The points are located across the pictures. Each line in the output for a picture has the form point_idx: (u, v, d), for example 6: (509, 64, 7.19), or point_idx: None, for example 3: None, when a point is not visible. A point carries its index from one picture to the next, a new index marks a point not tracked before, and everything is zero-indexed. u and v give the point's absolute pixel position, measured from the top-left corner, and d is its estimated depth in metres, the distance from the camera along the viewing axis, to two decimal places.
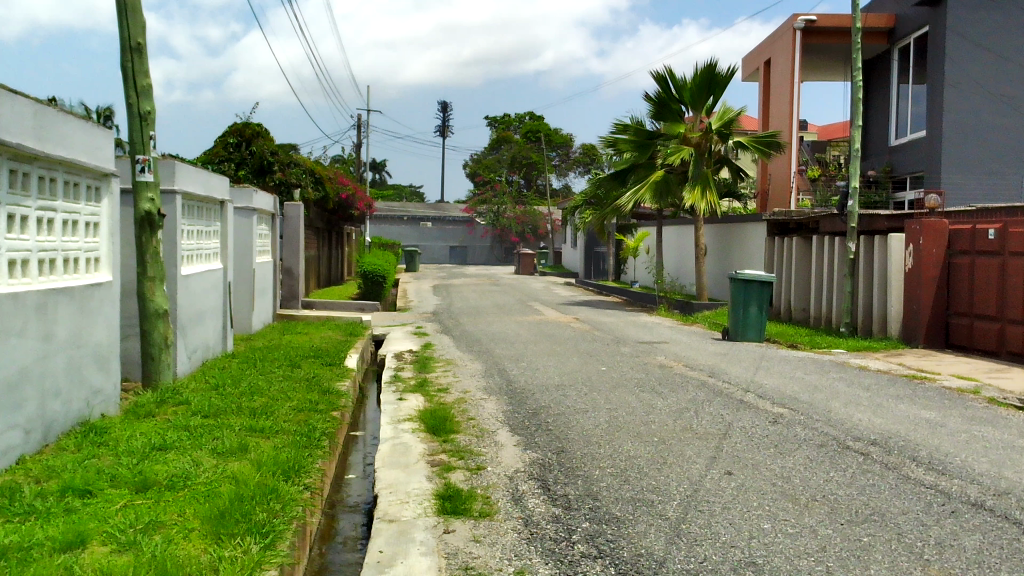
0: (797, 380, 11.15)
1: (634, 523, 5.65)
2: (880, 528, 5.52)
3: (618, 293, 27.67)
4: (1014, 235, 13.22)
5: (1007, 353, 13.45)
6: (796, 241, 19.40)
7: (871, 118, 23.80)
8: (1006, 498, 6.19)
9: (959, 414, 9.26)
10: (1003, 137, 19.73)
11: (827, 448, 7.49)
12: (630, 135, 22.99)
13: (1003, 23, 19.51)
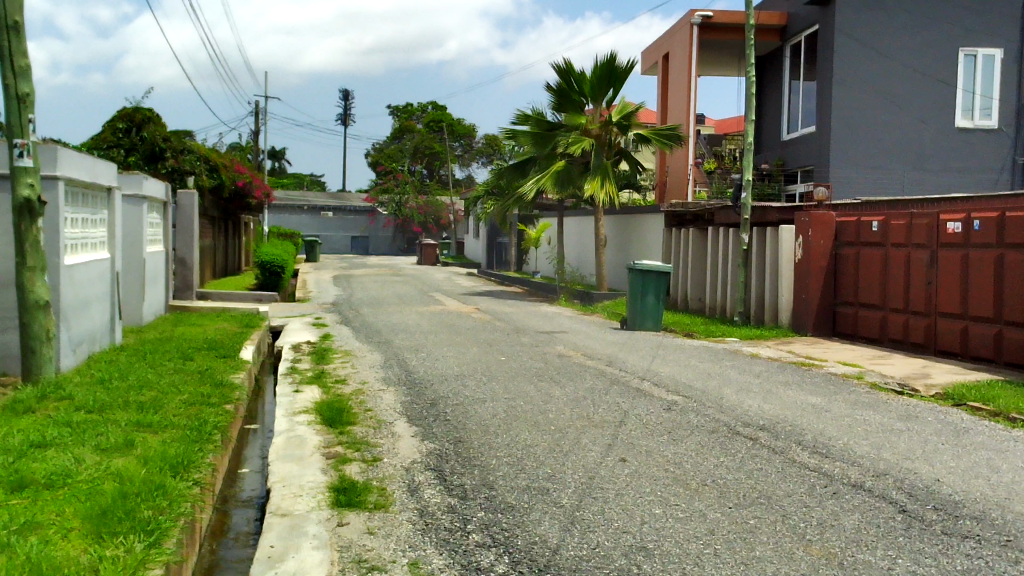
0: (690, 368, 11.40)
1: (530, 511, 5.68)
2: (766, 511, 5.69)
3: (520, 284, 27.83)
4: (896, 227, 13.80)
5: (889, 340, 14.02)
6: (692, 232, 19.83)
7: (764, 113, 24.48)
8: (884, 478, 6.46)
9: (842, 399, 9.62)
10: (888, 133, 20.51)
11: (718, 434, 7.68)
12: (531, 127, 23.11)
13: (888, 23, 20.31)
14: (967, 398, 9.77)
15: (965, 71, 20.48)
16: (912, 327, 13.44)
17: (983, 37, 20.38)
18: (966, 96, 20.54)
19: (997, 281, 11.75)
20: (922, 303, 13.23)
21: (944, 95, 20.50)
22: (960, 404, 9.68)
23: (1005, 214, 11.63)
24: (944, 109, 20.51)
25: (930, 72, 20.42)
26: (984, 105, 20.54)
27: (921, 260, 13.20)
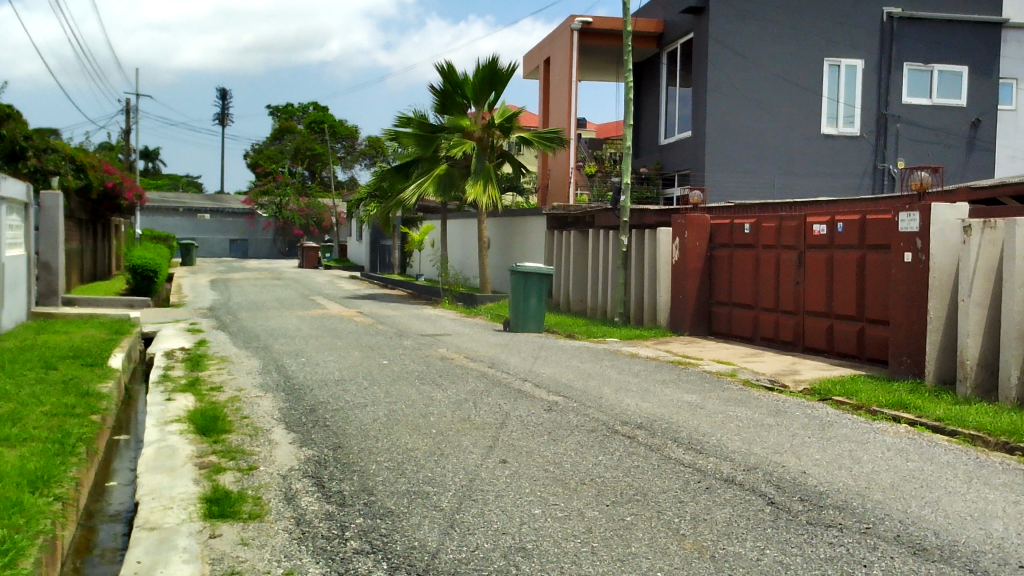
0: (571, 368, 11.55)
1: (409, 516, 5.63)
2: (642, 507, 5.80)
3: (403, 287, 27.63)
4: (766, 230, 14.32)
5: (761, 338, 14.53)
6: (574, 234, 20.12)
7: (642, 118, 25.05)
8: (754, 472, 6.68)
9: (717, 397, 9.92)
10: (760, 138, 21.26)
11: (597, 433, 7.80)
12: (414, 129, 22.97)
13: (758, 33, 21.09)
14: (833, 392, 10.22)
15: (830, 80, 21.44)
16: (782, 325, 13.97)
17: (846, 48, 21.40)
18: (831, 104, 21.51)
19: (859, 280, 12.33)
20: (791, 302, 13.77)
21: (811, 103, 21.41)
22: (826, 399, 10.13)
23: (866, 217, 12.22)
24: (811, 116, 21.43)
25: (798, 80, 21.29)
26: (847, 113, 21.57)
27: (790, 261, 13.75)
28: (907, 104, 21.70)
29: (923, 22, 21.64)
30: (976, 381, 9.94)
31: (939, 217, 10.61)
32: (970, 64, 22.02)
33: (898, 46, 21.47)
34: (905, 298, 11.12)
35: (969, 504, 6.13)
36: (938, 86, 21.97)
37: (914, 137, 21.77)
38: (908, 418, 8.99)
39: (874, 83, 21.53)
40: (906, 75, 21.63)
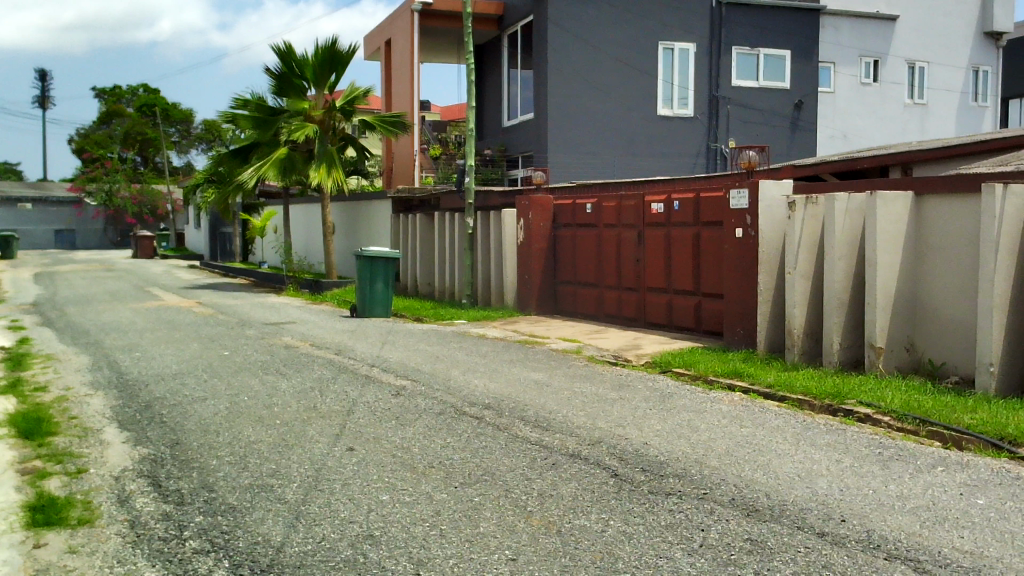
0: (419, 351, 11.51)
1: (252, 511, 5.46)
2: (490, 487, 5.84)
3: (245, 276, 26.78)
4: (606, 209, 14.66)
5: (604, 315, 14.89)
6: (420, 217, 20.03)
7: (485, 100, 25.13)
8: (598, 446, 6.84)
9: (562, 374, 10.11)
10: (599, 119, 21.71)
11: (445, 416, 7.80)
12: (251, 111, 22.27)
13: (596, 16, 21.51)
14: (672, 364, 10.62)
15: (664, 64, 22.12)
16: (625, 302, 14.37)
17: (679, 32, 22.11)
18: (666, 86, 22.19)
19: (695, 256, 12.80)
20: (632, 279, 14.18)
21: (647, 85, 22.02)
22: (666, 371, 10.51)
23: (700, 195, 12.69)
24: (648, 98, 22.04)
25: (635, 64, 21.84)
26: (681, 95, 22.30)
27: (631, 239, 14.14)
28: (736, 86, 22.69)
29: (750, 7, 22.64)
30: (802, 349, 10.54)
31: (767, 194, 11.12)
32: (792, 49, 23.28)
33: (727, 31, 22.40)
34: (738, 272, 11.62)
35: (797, 464, 6.49)
36: (764, 69, 23.04)
37: (743, 118, 22.81)
38: (741, 387, 9.44)
39: (705, 67, 22.38)
40: (735, 59, 22.60)
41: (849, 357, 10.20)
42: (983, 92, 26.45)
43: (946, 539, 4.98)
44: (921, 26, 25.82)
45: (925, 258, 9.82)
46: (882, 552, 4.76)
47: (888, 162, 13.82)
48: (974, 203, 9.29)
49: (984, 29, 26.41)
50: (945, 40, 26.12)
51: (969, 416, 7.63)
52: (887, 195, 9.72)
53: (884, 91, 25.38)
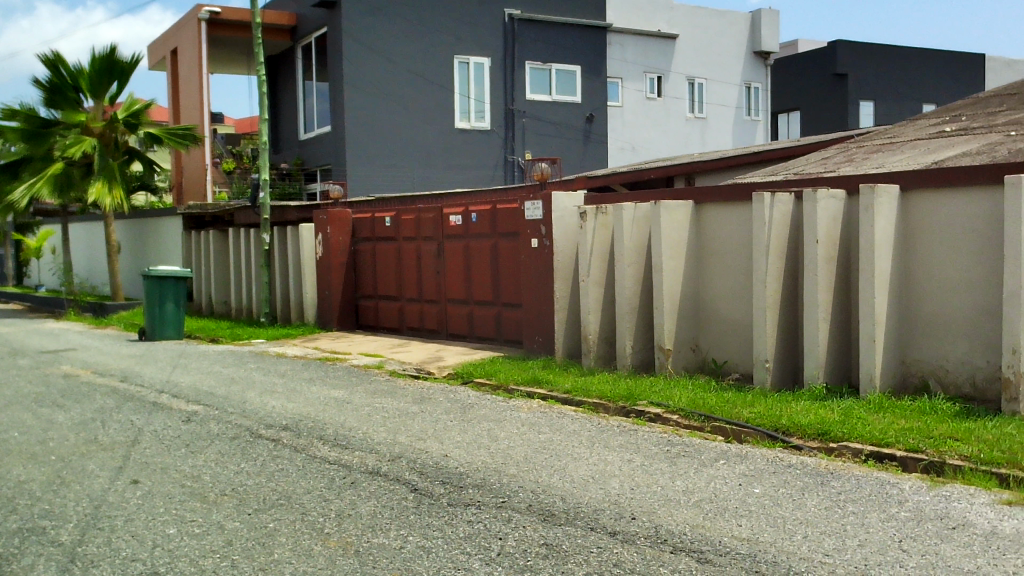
0: (213, 374, 11.03)
1: (21, 558, 5.03)
2: (286, 511, 5.66)
3: (19, 300, 24.79)
4: (405, 222, 14.65)
5: (407, 329, 14.87)
6: (213, 233, 19.25)
7: (280, 112, 24.53)
8: (399, 462, 6.78)
9: (361, 390, 9.97)
10: (398, 132, 21.68)
11: (239, 440, 7.51)
12: (19, 123, 20.66)
13: (390, 29, 21.46)
14: (473, 374, 10.73)
15: (460, 77, 22.37)
16: (426, 314, 14.42)
17: (473, 46, 22.47)
18: (462, 100, 22.45)
19: (493, 266, 13.00)
20: (433, 292, 14.25)
21: (444, 99, 22.19)
22: (468, 381, 10.61)
23: (495, 207, 12.89)
24: (445, 112, 22.21)
25: (431, 77, 21.97)
26: (477, 108, 22.62)
27: (430, 252, 14.20)
28: (530, 100, 23.29)
29: (540, 23, 23.31)
30: (597, 354, 10.93)
31: (560, 205, 11.45)
32: (582, 64, 24.22)
33: (519, 46, 22.95)
34: (534, 281, 11.90)
35: (591, 466, 6.70)
36: (556, 83, 23.79)
37: (538, 131, 23.45)
38: (540, 394, 9.67)
39: (500, 81, 22.86)
40: (528, 73, 23.20)
41: (641, 359, 10.68)
42: (754, 106, 28.47)
43: (726, 528, 5.29)
44: (699, 45, 27.37)
45: (706, 263, 10.41)
46: (668, 546, 4.98)
47: (672, 172, 14.55)
48: (748, 211, 9.94)
49: (754, 49, 28.26)
50: (720, 59, 27.73)
51: (748, 410, 8.15)
52: (669, 204, 10.21)
53: (667, 105, 26.89)
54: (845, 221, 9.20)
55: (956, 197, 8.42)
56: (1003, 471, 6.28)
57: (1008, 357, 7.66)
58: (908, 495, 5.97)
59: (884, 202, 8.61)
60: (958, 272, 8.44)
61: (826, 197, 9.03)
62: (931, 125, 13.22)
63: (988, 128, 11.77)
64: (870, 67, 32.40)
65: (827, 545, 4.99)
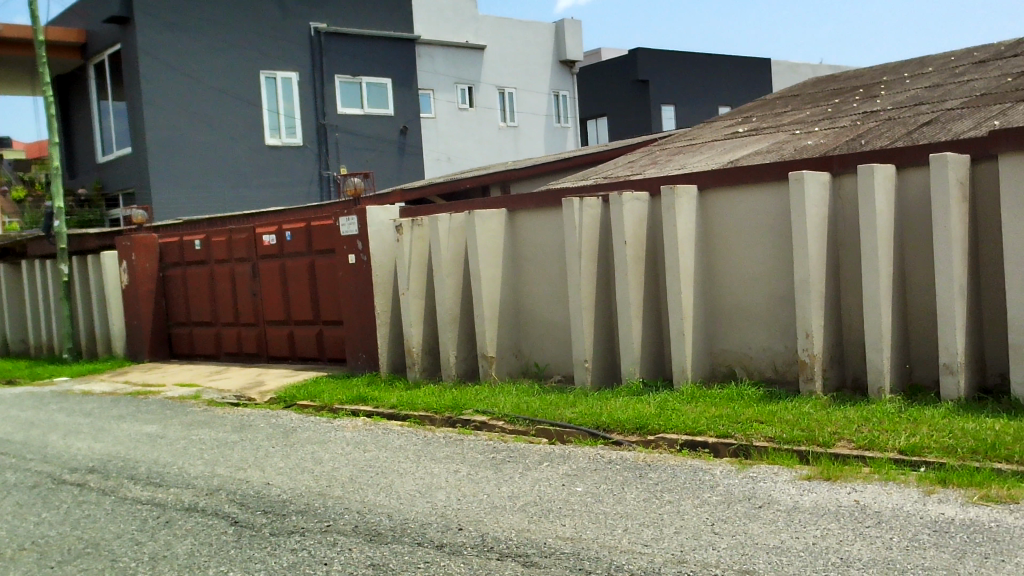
0: (9, 419, 10.24)
1: None
2: (93, 561, 5.32)
3: None
4: (216, 244, 14.15)
5: (225, 355, 14.34)
6: (3, 266, 17.88)
7: (75, 135, 23.14)
8: (218, 495, 6.52)
9: (177, 423, 9.51)
10: (204, 150, 20.87)
11: (41, 488, 7.00)
12: None
13: (190, 45, 20.65)
14: (295, 397, 10.46)
15: (268, 92, 21.81)
16: (244, 338, 13.95)
17: (279, 61, 21.96)
18: (271, 116, 21.88)
19: (311, 285, 12.74)
20: (250, 314, 13.81)
21: (251, 115, 21.58)
22: (291, 405, 10.33)
23: (310, 223, 12.65)
24: (253, 129, 21.58)
25: (236, 93, 21.29)
26: (287, 124, 22.13)
27: (244, 273, 13.76)
28: (341, 114, 22.99)
29: (347, 36, 23.08)
30: (422, 366, 10.90)
31: (374, 220, 11.37)
32: (393, 77, 24.18)
33: (327, 60, 22.62)
34: (353, 298, 11.76)
35: (417, 480, 6.67)
36: (367, 96, 23.63)
37: (351, 145, 23.22)
38: (365, 411, 9.55)
39: (309, 95, 22.45)
40: (338, 87, 22.91)
41: (465, 368, 10.75)
42: (563, 113, 29.30)
43: (550, 529, 5.38)
44: (506, 55, 27.88)
45: (522, 269, 10.60)
46: (495, 553, 5.03)
47: (486, 181, 14.71)
48: (558, 216, 10.20)
49: (560, 58, 29.04)
50: (527, 69, 28.35)
51: (570, 411, 8.34)
52: (483, 213, 10.33)
53: (479, 115, 27.30)
54: (649, 221, 9.60)
55: (749, 195, 8.96)
56: (803, 448, 6.72)
57: (804, 341, 8.20)
58: (719, 479, 6.29)
59: (684, 202, 9.03)
60: (754, 264, 8.97)
61: (631, 200, 9.38)
62: (726, 127, 14.03)
63: (775, 128, 12.60)
64: (669, 73, 33.99)
65: (646, 536, 5.17)
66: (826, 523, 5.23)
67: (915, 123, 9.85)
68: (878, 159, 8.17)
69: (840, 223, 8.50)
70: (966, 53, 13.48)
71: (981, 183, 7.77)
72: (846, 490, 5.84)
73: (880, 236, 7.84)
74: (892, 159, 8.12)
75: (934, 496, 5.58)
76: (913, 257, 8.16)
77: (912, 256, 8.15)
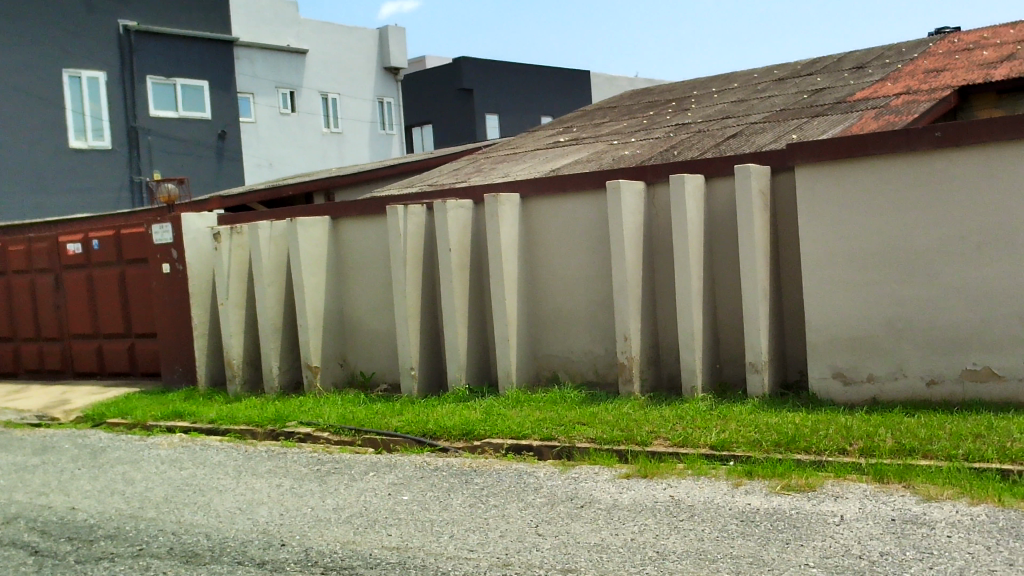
0: None
1: None
2: None
3: None
4: (14, 254, 13.19)
5: (24, 372, 13.35)
6: None
7: None
8: (16, 523, 6.06)
9: None
10: None
11: None
12: None
13: None
14: (104, 415, 9.89)
15: (71, 92, 20.48)
16: (47, 354, 13.05)
17: (84, 59, 20.71)
18: (76, 117, 20.59)
19: (121, 297, 12.08)
20: (53, 328, 12.93)
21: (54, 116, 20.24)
22: (100, 423, 9.76)
23: (120, 231, 12.01)
24: (56, 130, 20.24)
25: (36, 92, 19.91)
26: (94, 126, 20.89)
27: (46, 284, 12.89)
28: (154, 116, 21.96)
29: (160, 35, 22.05)
30: (243, 378, 10.55)
31: (190, 227, 10.92)
32: (209, 79, 23.31)
33: (137, 59, 21.54)
34: (168, 309, 11.25)
35: (238, 497, 6.45)
36: (182, 99, 22.68)
37: (165, 149, 22.23)
38: (181, 427, 9.15)
39: (118, 96, 21.32)
40: (149, 88, 21.87)
41: (288, 379, 10.48)
42: (388, 120, 29.27)
43: (375, 540, 5.33)
44: (329, 60, 27.43)
45: (346, 277, 10.46)
46: (319, 567, 4.93)
47: (310, 188, 14.30)
48: (383, 224, 10.13)
49: (384, 64, 28.87)
50: (351, 74, 28.04)
51: (396, 419, 8.29)
52: (305, 220, 10.11)
53: (302, 121, 26.79)
54: (473, 229, 9.69)
55: (570, 203, 9.20)
56: (622, 447, 6.96)
57: (622, 344, 8.50)
58: (542, 481, 6.42)
59: (507, 210, 9.17)
60: (575, 270, 9.23)
61: (456, 207, 9.44)
62: (548, 136, 14.36)
63: (595, 138, 13.02)
64: (492, 83, 34.43)
65: (471, 541, 5.21)
66: (643, 518, 5.44)
67: (722, 136, 10.43)
68: (689, 169, 8.59)
69: (655, 230, 8.88)
70: (767, 70, 14.40)
71: (781, 192, 8.31)
72: (662, 486, 6.10)
73: (691, 242, 8.24)
74: (701, 169, 8.56)
75: (741, 488, 5.91)
76: (721, 263, 8.62)
77: (720, 261, 8.62)
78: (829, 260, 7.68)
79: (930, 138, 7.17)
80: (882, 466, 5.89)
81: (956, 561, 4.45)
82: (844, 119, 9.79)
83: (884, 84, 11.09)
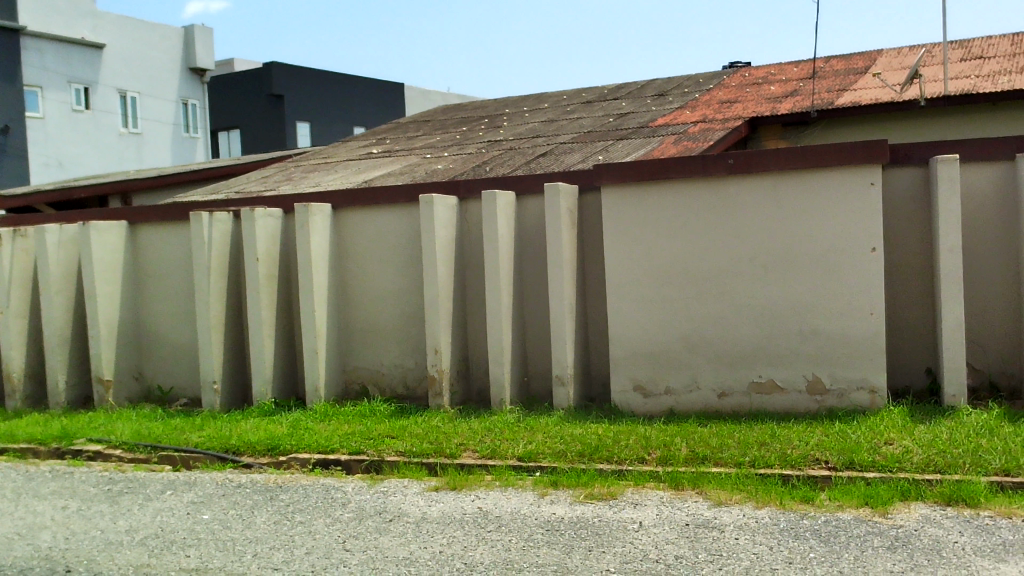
0: None
1: None
2: None
3: None
4: None
5: None
6: None
7: None
8: None
9: None
10: None
11: None
12: None
13: None
14: None
15: None
16: None
17: None
18: None
19: None
20: None
21: None
22: None
23: None
24: None
25: None
26: None
27: None
28: None
29: None
30: (25, 393, 9.80)
31: None
32: None
33: None
34: None
35: (18, 522, 5.96)
36: None
37: None
38: None
39: None
40: None
41: (76, 394, 9.81)
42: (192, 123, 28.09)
43: (172, 562, 5.08)
44: (129, 57, 25.98)
45: (143, 285, 9.92)
46: None
47: (104, 191, 13.50)
48: (185, 231, 9.69)
49: (188, 65, 27.64)
50: (152, 73, 26.72)
51: (196, 435, 7.94)
52: (100, 225, 9.54)
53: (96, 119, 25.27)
54: (282, 239, 9.45)
55: (381, 215, 9.15)
56: (431, 460, 6.97)
57: (432, 357, 8.52)
58: (351, 496, 6.33)
59: (317, 220, 9.00)
60: (386, 283, 9.17)
61: (264, 216, 9.17)
62: (361, 147, 14.25)
63: (408, 151, 13.03)
64: (306, 89, 33.78)
65: (276, 559, 5.06)
66: (451, 530, 5.47)
67: (533, 154, 10.70)
68: (501, 186, 8.75)
69: (466, 244, 8.97)
70: (576, 93, 14.91)
71: (588, 212, 8.61)
72: (470, 499, 6.15)
73: (501, 257, 8.38)
74: (512, 186, 8.74)
75: (546, 498, 6.06)
76: (531, 278, 8.81)
77: (529, 276, 8.81)
78: (632, 277, 8.02)
79: (724, 165, 7.62)
80: (677, 474, 6.19)
81: (743, 562, 4.73)
82: (647, 142, 10.30)
83: (683, 111, 11.76)
